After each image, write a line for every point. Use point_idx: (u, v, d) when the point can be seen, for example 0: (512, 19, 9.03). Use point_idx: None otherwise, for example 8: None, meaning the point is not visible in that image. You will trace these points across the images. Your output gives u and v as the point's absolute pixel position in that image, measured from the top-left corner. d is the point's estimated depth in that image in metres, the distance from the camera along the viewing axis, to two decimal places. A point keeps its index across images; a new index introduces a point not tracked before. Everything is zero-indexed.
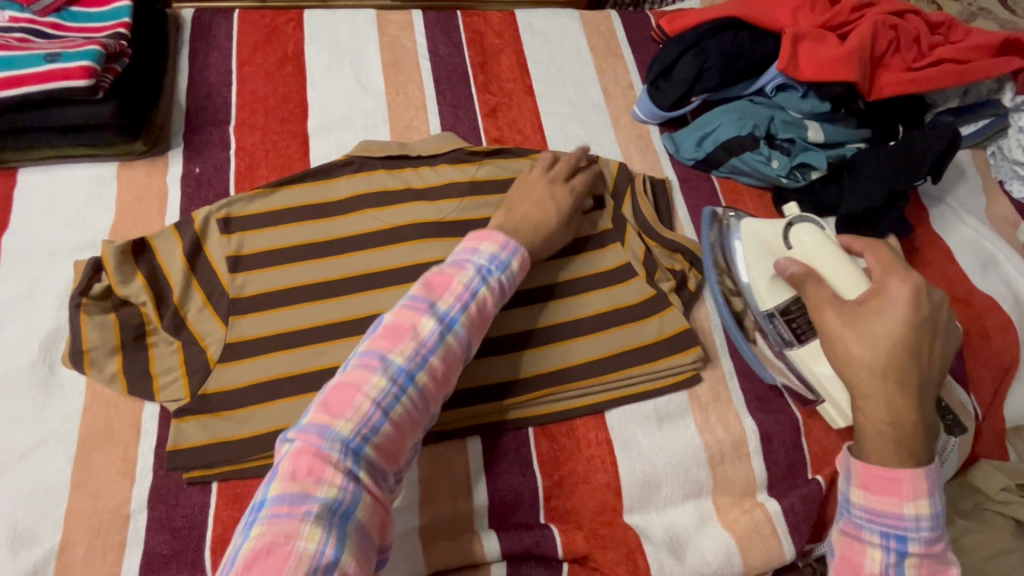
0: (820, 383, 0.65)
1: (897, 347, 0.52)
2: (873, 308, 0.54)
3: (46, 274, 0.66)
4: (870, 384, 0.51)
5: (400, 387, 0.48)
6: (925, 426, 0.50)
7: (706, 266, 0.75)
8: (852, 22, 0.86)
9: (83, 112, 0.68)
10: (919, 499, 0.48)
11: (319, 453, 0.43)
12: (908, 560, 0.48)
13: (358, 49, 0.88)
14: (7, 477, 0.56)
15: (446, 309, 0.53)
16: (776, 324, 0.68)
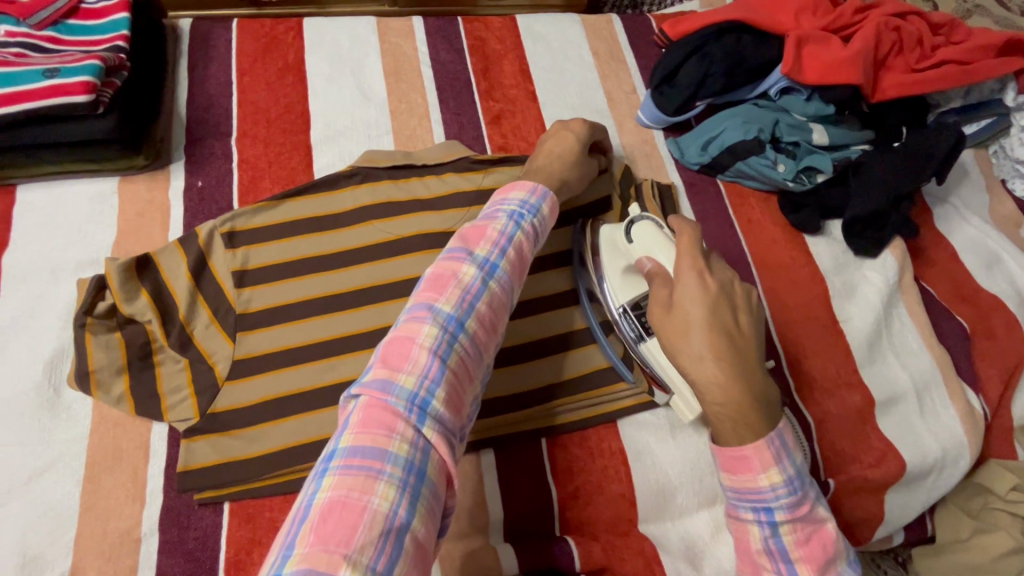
0: (669, 376, 0.64)
1: (705, 331, 0.52)
2: (679, 302, 0.54)
3: (49, 293, 0.65)
4: (698, 370, 0.51)
5: (453, 334, 0.46)
6: (761, 397, 0.51)
7: (574, 262, 0.72)
8: (855, 24, 0.86)
9: (83, 128, 0.66)
10: (770, 470, 0.50)
11: (387, 407, 0.41)
12: (781, 529, 0.50)
13: (360, 57, 0.87)
14: (15, 503, 0.55)
15: (485, 256, 0.52)
16: (630, 317, 0.66)
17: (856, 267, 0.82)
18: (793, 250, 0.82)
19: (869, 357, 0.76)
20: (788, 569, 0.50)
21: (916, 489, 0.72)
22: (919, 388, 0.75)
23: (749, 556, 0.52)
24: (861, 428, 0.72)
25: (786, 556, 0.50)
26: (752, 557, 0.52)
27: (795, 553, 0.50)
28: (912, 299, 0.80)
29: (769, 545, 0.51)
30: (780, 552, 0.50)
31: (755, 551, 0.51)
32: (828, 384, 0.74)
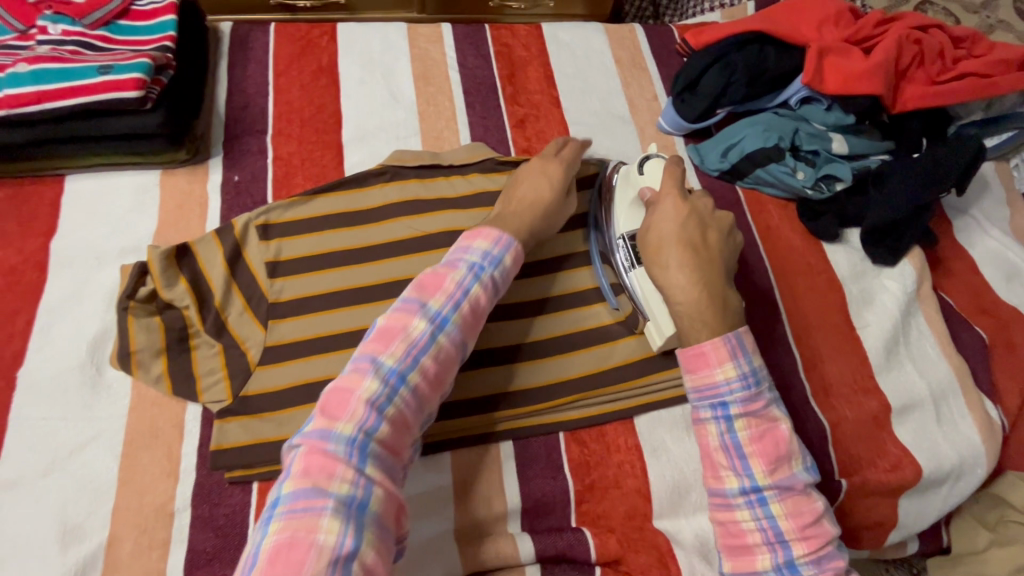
0: (647, 299, 0.67)
1: (672, 241, 0.61)
2: (654, 220, 0.63)
3: (93, 277, 0.68)
4: (664, 272, 0.60)
5: (392, 389, 0.49)
6: (718, 299, 0.59)
7: (593, 194, 0.77)
8: (876, 36, 0.87)
9: (132, 122, 0.70)
10: (726, 364, 0.56)
11: (325, 457, 0.45)
12: (737, 424, 0.55)
13: (390, 61, 0.90)
14: (57, 474, 0.58)
15: (438, 308, 0.54)
16: (626, 245, 0.69)
17: (874, 275, 0.83)
18: (811, 257, 0.83)
19: (887, 364, 0.77)
20: (743, 464, 0.55)
21: (931, 496, 0.73)
22: (936, 396, 0.75)
23: (709, 456, 0.57)
24: (877, 433, 0.73)
25: (741, 451, 0.55)
26: (712, 458, 0.57)
27: (749, 447, 0.55)
28: (929, 309, 0.81)
29: (726, 440, 0.56)
30: (735, 448, 0.55)
31: (713, 447, 0.56)
32: (844, 389, 0.75)
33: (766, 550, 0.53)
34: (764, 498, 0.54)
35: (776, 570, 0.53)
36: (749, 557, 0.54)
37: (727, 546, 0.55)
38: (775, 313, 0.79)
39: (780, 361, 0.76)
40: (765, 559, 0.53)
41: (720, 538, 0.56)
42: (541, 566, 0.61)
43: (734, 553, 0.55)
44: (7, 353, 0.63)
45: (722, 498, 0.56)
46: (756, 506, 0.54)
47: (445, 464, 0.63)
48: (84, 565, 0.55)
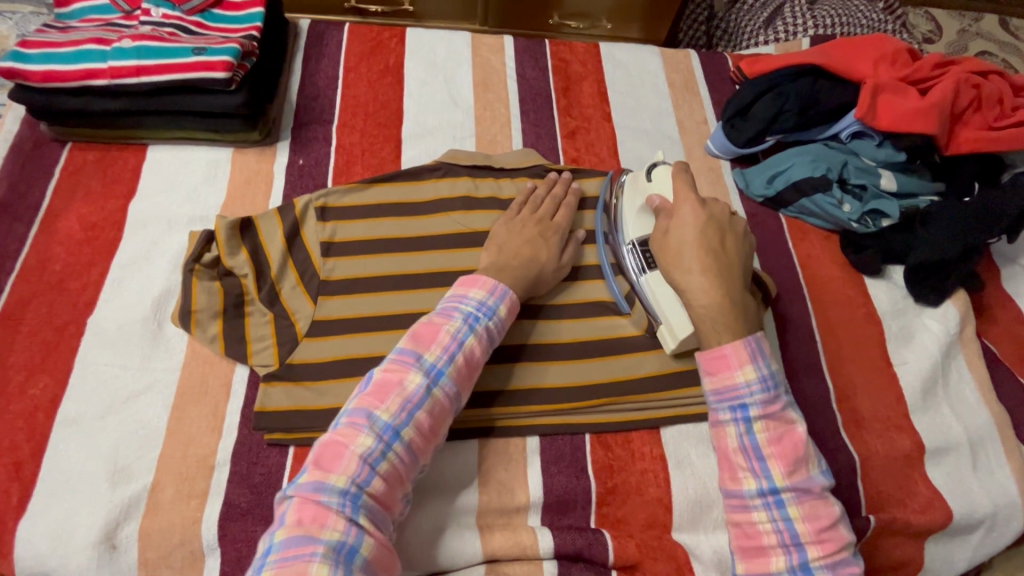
0: (658, 303, 0.69)
1: (691, 248, 0.62)
2: (673, 228, 0.64)
3: (163, 240, 0.73)
4: (687, 279, 0.61)
5: (386, 444, 0.52)
6: (740, 308, 0.60)
7: (599, 212, 0.79)
8: (933, 78, 0.87)
9: (216, 101, 0.75)
10: (745, 367, 0.57)
11: (318, 508, 0.49)
12: (756, 425, 0.56)
13: (453, 66, 0.95)
14: (112, 416, 0.62)
15: (433, 361, 0.57)
16: (636, 251, 0.72)
17: (915, 313, 0.82)
18: (851, 290, 0.83)
19: (922, 404, 0.75)
20: (762, 466, 0.55)
21: (961, 544, 0.71)
22: (974, 442, 0.74)
23: (727, 458, 0.57)
24: (908, 472, 0.71)
25: (759, 453, 0.55)
26: (729, 460, 0.57)
27: (767, 449, 0.55)
28: (971, 353, 0.79)
29: (744, 442, 0.56)
30: (753, 449, 0.56)
31: (731, 448, 0.56)
32: (877, 424, 0.74)
33: (781, 553, 0.54)
34: (781, 501, 0.55)
35: (790, 572, 0.53)
36: (763, 559, 0.55)
37: (742, 547, 0.56)
38: (811, 341, 0.79)
39: (813, 389, 0.75)
40: (779, 561, 0.54)
41: (733, 539, 0.57)
42: (557, 563, 0.61)
43: (749, 555, 0.55)
44: (80, 300, 0.68)
45: (739, 499, 0.56)
46: (772, 509, 0.55)
47: (471, 451, 0.65)
48: (128, 504, 0.58)
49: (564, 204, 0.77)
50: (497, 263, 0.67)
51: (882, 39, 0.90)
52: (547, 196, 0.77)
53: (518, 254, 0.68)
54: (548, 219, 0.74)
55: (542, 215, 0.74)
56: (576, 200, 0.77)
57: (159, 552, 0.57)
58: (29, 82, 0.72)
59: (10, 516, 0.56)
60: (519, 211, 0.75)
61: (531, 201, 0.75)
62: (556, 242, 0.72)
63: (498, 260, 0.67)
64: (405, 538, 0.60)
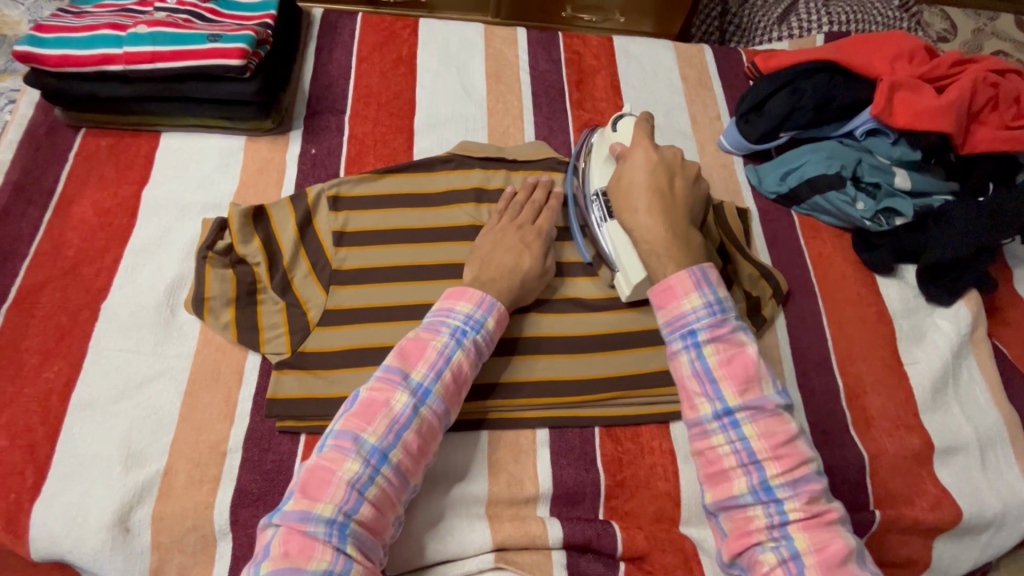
0: (616, 251, 0.70)
1: (641, 189, 0.65)
2: (623, 172, 0.67)
3: (176, 227, 0.73)
4: (635, 218, 0.64)
5: (374, 468, 0.52)
6: (684, 241, 0.62)
7: (570, 204, 0.77)
8: (951, 76, 0.86)
9: (231, 88, 0.75)
10: (691, 294, 0.58)
11: (304, 539, 0.49)
12: (706, 349, 0.56)
13: (466, 58, 0.94)
14: (125, 401, 0.62)
15: (420, 379, 0.57)
16: (599, 198, 0.72)
17: (926, 313, 0.82)
18: (862, 288, 0.83)
19: (932, 403, 0.75)
20: (715, 389, 0.55)
21: (969, 542, 0.71)
22: (983, 442, 0.74)
23: (683, 386, 0.57)
24: (917, 470, 0.71)
25: (710, 374, 0.55)
26: (686, 387, 0.57)
27: (718, 370, 0.55)
28: (982, 353, 0.79)
29: (697, 368, 0.56)
30: (706, 374, 0.56)
31: (685, 375, 0.56)
32: (886, 422, 0.74)
33: (742, 473, 0.53)
34: (736, 421, 0.54)
35: (752, 492, 0.52)
36: (727, 484, 0.54)
37: (707, 476, 0.55)
38: (821, 338, 0.78)
39: (822, 386, 0.75)
40: (741, 482, 0.53)
41: (699, 469, 0.56)
42: (567, 555, 0.62)
43: (715, 482, 0.55)
44: (94, 286, 0.68)
45: (699, 426, 0.56)
46: (730, 431, 0.54)
47: (480, 442, 0.65)
48: (141, 488, 0.58)
49: (546, 207, 0.75)
50: (477, 280, 0.66)
51: (900, 37, 0.89)
52: (528, 201, 0.75)
53: (499, 265, 0.67)
54: (530, 224, 0.73)
55: (521, 221, 0.73)
56: (558, 203, 0.76)
57: (171, 535, 0.57)
58: (44, 66, 0.72)
59: (25, 497, 0.57)
60: (499, 218, 0.74)
61: (510, 207, 0.74)
62: (538, 247, 0.71)
63: (482, 273, 0.67)
64: (415, 526, 0.61)
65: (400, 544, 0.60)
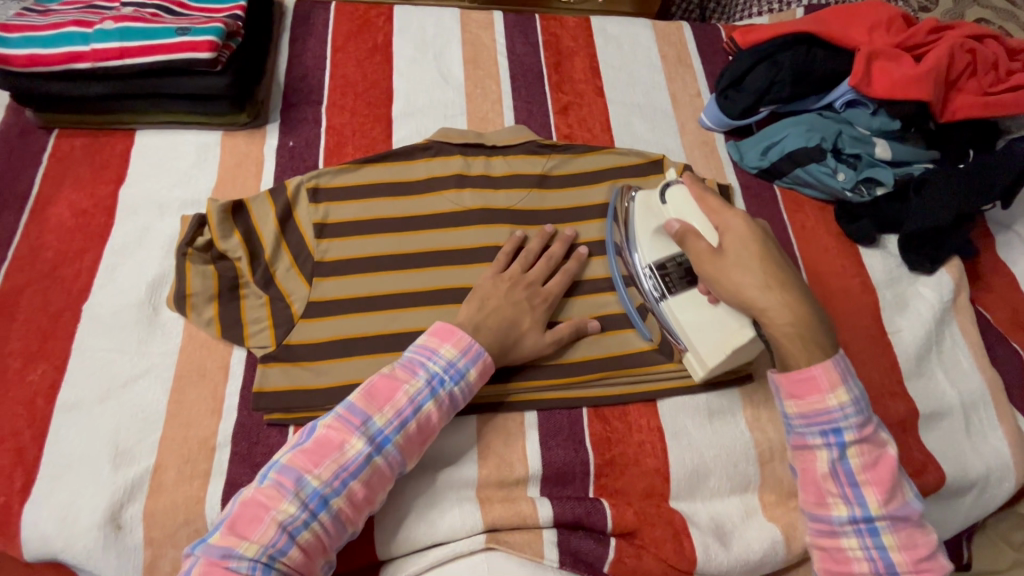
0: (684, 331, 0.66)
1: (763, 265, 0.59)
2: (729, 247, 0.61)
3: (155, 225, 0.73)
4: (765, 299, 0.58)
5: (311, 513, 0.52)
6: (821, 319, 0.58)
7: (609, 221, 0.76)
8: (928, 44, 0.86)
9: (204, 83, 0.74)
10: (838, 390, 0.56)
11: (225, 575, 0.48)
12: (849, 451, 0.56)
13: (443, 43, 0.94)
14: (111, 401, 0.62)
15: (381, 426, 0.56)
16: (654, 275, 0.69)
17: (909, 282, 0.82)
18: (845, 260, 0.83)
19: (916, 370, 0.76)
20: (855, 494, 0.56)
21: (955, 505, 0.72)
22: (967, 407, 0.75)
23: (817, 485, 0.57)
24: (903, 436, 0.72)
25: (852, 479, 0.55)
26: (818, 486, 0.57)
27: (862, 475, 0.55)
28: (964, 319, 0.80)
29: (836, 467, 0.56)
30: (845, 475, 0.56)
31: (822, 474, 0.56)
32: (871, 391, 0.74)
33: (855, 538, 0.55)
34: (874, 527, 0.55)
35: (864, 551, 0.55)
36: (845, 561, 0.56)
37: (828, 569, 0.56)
38: None
39: None
40: (850, 540, 0.55)
41: (818, 561, 0.57)
42: (557, 533, 0.62)
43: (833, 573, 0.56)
44: (74, 287, 0.68)
45: (828, 525, 0.56)
46: (865, 536, 0.55)
47: (471, 426, 0.66)
48: (132, 486, 0.58)
49: (561, 267, 0.72)
50: (471, 322, 0.63)
51: (877, 5, 0.89)
52: (541, 254, 0.72)
53: (496, 317, 0.65)
54: (540, 282, 0.69)
55: (531, 275, 0.69)
56: (577, 264, 0.72)
57: (164, 531, 0.57)
58: (11, 67, 0.70)
59: (14, 500, 0.57)
60: (506, 267, 0.70)
61: (521, 258, 0.70)
62: (542, 309, 0.68)
63: (475, 315, 0.64)
64: (406, 511, 0.61)
65: (392, 529, 0.60)
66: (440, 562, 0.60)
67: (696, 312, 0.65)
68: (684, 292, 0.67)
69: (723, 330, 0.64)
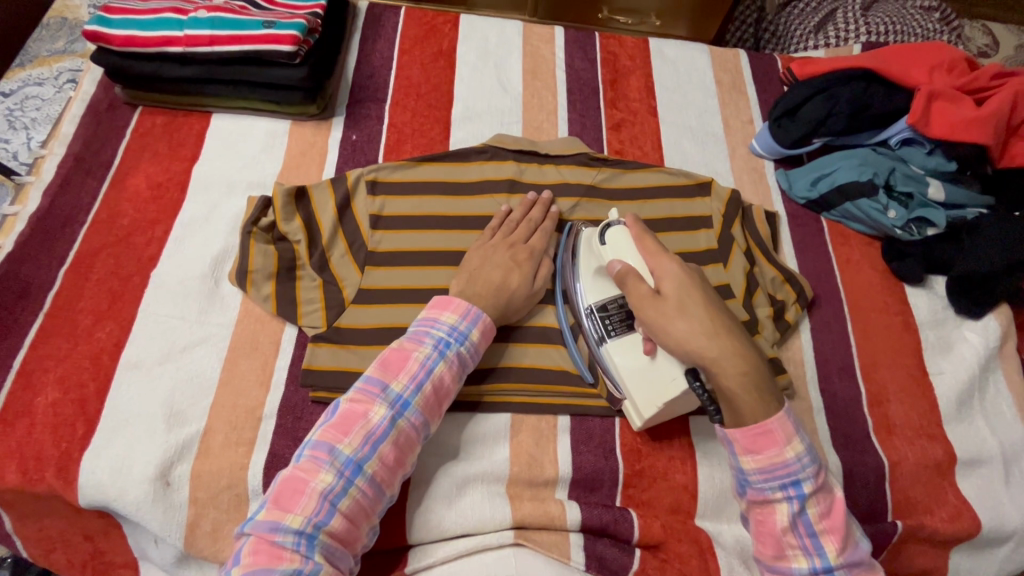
0: (623, 379, 0.64)
1: (704, 311, 0.57)
2: (668, 296, 0.58)
3: (222, 203, 0.77)
4: (709, 349, 0.55)
5: (348, 479, 0.53)
6: (766, 370, 0.56)
7: (560, 249, 0.75)
8: (991, 89, 0.85)
9: (282, 74, 0.79)
10: (793, 441, 0.54)
11: (273, 549, 0.49)
12: (808, 502, 0.53)
13: (504, 53, 0.97)
14: (169, 363, 0.66)
15: (399, 391, 0.58)
16: (595, 316, 0.67)
17: (954, 325, 0.81)
18: (889, 297, 0.82)
19: (957, 415, 0.75)
20: (814, 543, 0.53)
21: (986, 555, 0.71)
22: (1008, 457, 0.73)
23: (777, 537, 0.54)
24: (937, 480, 0.71)
25: (811, 529, 0.53)
26: (778, 539, 0.54)
27: (819, 525, 0.53)
28: (1010, 367, 0.79)
29: (796, 520, 0.53)
30: (805, 526, 0.53)
31: (782, 527, 0.53)
32: (908, 431, 0.73)
33: None
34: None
35: None
36: None
37: None
38: (846, 344, 0.78)
39: (844, 392, 0.75)
40: None
41: None
42: (583, 537, 0.63)
43: None
44: (145, 255, 0.72)
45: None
46: None
47: (503, 423, 0.67)
48: (182, 446, 0.61)
49: (541, 226, 0.75)
50: (463, 293, 0.65)
51: (939, 47, 0.89)
52: (523, 219, 0.75)
53: (487, 283, 0.67)
54: (523, 241, 0.72)
55: (514, 239, 0.72)
56: (553, 222, 0.76)
57: (208, 492, 0.60)
58: (110, 46, 0.76)
59: (75, 447, 0.60)
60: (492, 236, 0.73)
61: (505, 226, 0.73)
62: (529, 265, 0.70)
63: (467, 287, 0.66)
64: (437, 499, 0.63)
65: (420, 517, 0.62)
66: (465, 552, 0.61)
67: (634, 362, 0.63)
68: (623, 338, 0.65)
69: (659, 383, 0.61)
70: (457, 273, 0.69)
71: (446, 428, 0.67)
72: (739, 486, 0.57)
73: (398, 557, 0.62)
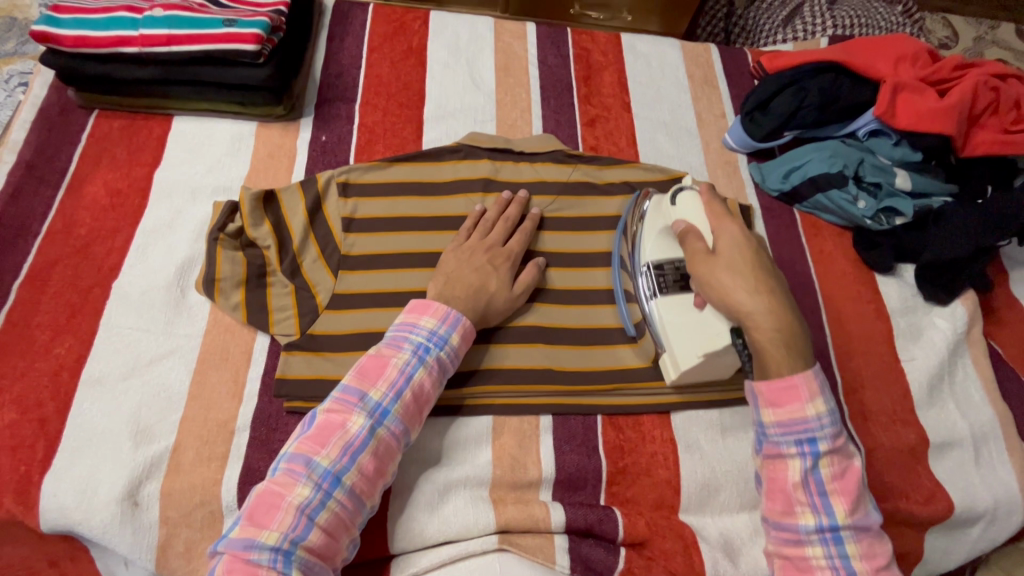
0: (665, 330, 0.66)
1: (755, 270, 0.58)
2: (723, 253, 0.60)
3: (187, 209, 0.74)
4: (750, 301, 0.57)
5: (325, 492, 0.52)
6: (803, 332, 0.57)
7: (619, 233, 0.76)
8: (953, 79, 0.87)
9: (245, 74, 0.76)
10: (815, 399, 0.55)
11: (248, 567, 0.48)
12: (821, 461, 0.54)
13: (476, 50, 0.95)
14: (134, 378, 0.63)
15: (378, 399, 0.56)
16: (650, 273, 0.68)
17: (924, 312, 0.83)
18: (861, 286, 0.84)
19: (929, 399, 0.77)
20: (823, 502, 0.54)
21: (960, 535, 0.73)
22: (977, 438, 0.75)
23: (786, 491, 0.55)
24: (912, 464, 0.73)
25: (822, 488, 0.54)
26: (787, 493, 0.55)
27: (830, 485, 0.54)
28: (976, 351, 0.81)
29: (806, 476, 0.54)
30: (816, 484, 0.54)
31: (793, 481, 0.54)
32: (882, 417, 0.75)
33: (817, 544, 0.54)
34: (839, 538, 0.53)
35: None
36: None
37: None
38: (821, 333, 0.79)
39: None
40: (815, 549, 0.54)
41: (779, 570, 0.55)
42: (568, 538, 0.63)
43: None
44: (105, 265, 0.69)
45: (793, 533, 0.54)
46: (829, 545, 0.53)
47: (484, 426, 0.66)
48: (150, 464, 0.59)
49: (518, 226, 0.74)
50: (440, 296, 0.64)
51: (902, 40, 0.90)
52: (499, 219, 0.74)
53: (464, 285, 0.66)
54: (499, 243, 0.71)
55: (491, 240, 0.71)
56: (531, 222, 0.75)
57: (179, 511, 0.58)
58: (61, 47, 0.73)
59: (35, 470, 0.57)
60: (468, 237, 0.72)
61: (480, 226, 0.72)
62: (506, 268, 0.69)
63: (444, 288, 0.65)
64: (419, 507, 0.62)
65: (402, 526, 0.61)
66: (448, 561, 0.60)
67: (682, 317, 0.65)
68: (673, 295, 0.66)
69: (702, 335, 0.63)
70: (434, 274, 0.68)
71: (427, 432, 0.65)
72: (756, 442, 0.59)
73: (382, 568, 0.61)
